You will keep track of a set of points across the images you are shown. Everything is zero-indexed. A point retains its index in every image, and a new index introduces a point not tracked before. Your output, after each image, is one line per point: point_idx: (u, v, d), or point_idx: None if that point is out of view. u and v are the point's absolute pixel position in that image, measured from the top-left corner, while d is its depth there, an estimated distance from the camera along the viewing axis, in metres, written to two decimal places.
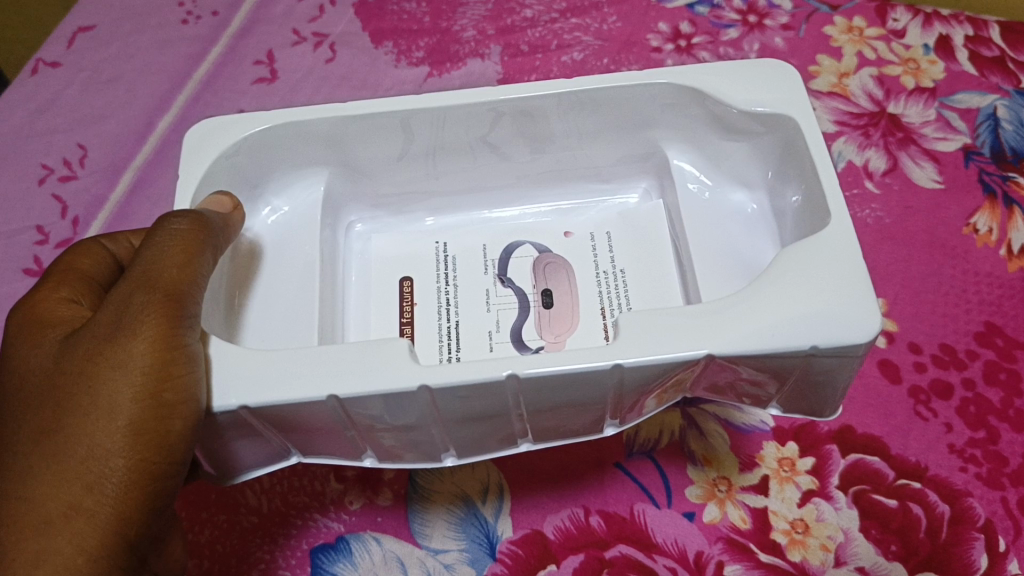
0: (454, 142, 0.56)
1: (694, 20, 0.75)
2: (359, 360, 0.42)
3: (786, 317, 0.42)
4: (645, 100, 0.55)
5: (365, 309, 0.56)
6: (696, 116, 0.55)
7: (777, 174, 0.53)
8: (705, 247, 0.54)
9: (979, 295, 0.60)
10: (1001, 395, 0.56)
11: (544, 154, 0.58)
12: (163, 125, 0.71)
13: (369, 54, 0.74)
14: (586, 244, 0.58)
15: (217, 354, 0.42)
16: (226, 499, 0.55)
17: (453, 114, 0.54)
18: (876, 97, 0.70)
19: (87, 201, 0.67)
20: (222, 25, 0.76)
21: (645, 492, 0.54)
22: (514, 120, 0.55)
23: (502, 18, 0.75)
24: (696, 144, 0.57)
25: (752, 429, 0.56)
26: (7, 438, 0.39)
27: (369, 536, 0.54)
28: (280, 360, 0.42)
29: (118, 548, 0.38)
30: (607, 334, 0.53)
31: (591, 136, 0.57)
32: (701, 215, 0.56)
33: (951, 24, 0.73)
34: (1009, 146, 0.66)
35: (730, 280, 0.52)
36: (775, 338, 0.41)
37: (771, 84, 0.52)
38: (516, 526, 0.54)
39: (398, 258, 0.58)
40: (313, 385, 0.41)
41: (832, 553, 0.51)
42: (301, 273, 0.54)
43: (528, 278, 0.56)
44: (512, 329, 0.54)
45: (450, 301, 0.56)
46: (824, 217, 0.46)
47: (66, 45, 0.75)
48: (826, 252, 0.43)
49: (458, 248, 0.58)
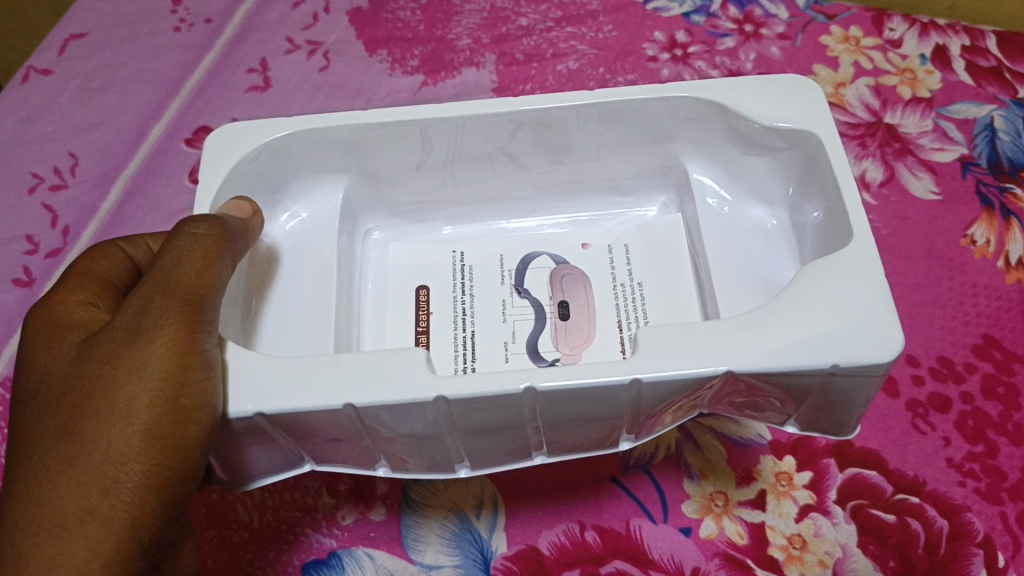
0: (470, 151, 0.56)
1: (690, 30, 0.74)
2: (376, 366, 0.41)
3: (809, 329, 0.41)
4: (660, 113, 0.54)
5: (380, 318, 0.55)
6: (719, 130, 0.55)
7: (798, 190, 0.53)
8: (721, 260, 0.53)
9: (977, 307, 0.59)
10: (999, 408, 0.55)
11: (561, 163, 0.57)
12: (154, 134, 0.70)
13: (363, 62, 0.73)
14: (604, 257, 0.57)
15: (243, 360, 0.42)
16: (216, 514, 0.54)
17: (471, 123, 0.53)
18: (873, 107, 0.69)
19: (78, 210, 0.66)
20: (215, 32, 0.75)
21: (642, 508, 0.54)
22: (534, 129, 0.54)
23: (497, 26, 0.75)
24: (717, 159, 0.56)
25: (749, 443, 0.55)
26: (23, 441, 0.38)
27: (362, 552, 0.53)
28: (293, 367, 0.41)
29: (132, 555, 0.37)
30: (624, 349, 0.53)
31: (611, 148, 0.57)
32: (712, 223, 0.55)
33: (947, 34, 0.73)
34: (1006, 157, 0.66)
35: (747, 293, 0.52)
36: (797, 351, 0.41)
37: (796, 99, 0.52)
38: (511, 542, 0.53)
39: (414, 268, 0.58)
40: (325, 394, 0.41)
41: (830, 568, 0.51)
42: (308, 282, 0.54)
43: (545, 289, 0.56)
44: (528, 340, 0.54)
45: (467, 310, 0.55)
46: (845, 237, 0.46)
47: (58, 53, 0.74)
48: (848, 266, 0.43)
49: (474, 256, 0.58)
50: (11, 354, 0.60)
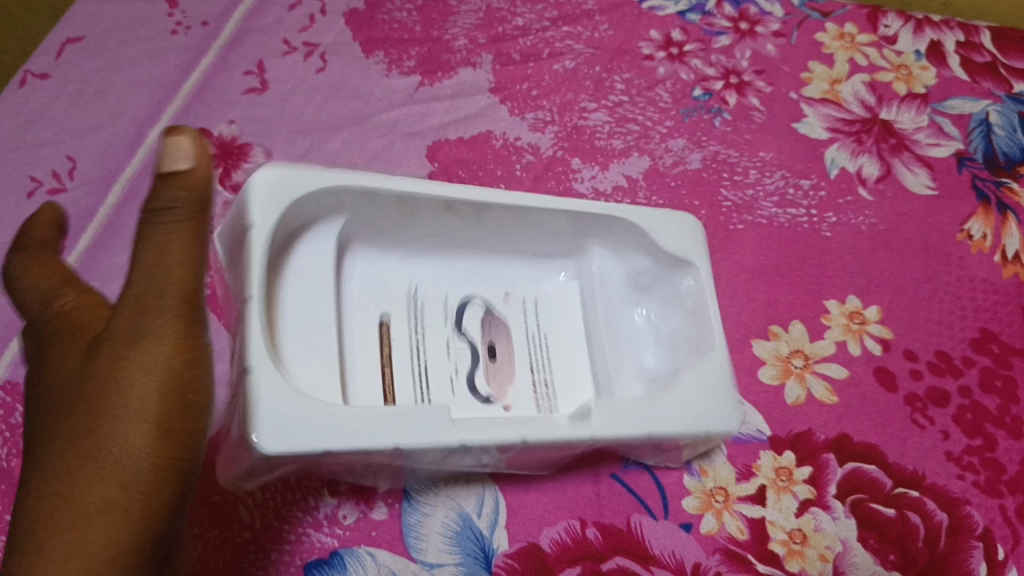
0: (422, 215, 0.53)
1: (685, 28, 0.74)
2: (394, 424, 0.44)
3: (693, 415, 0.51)
4: (560, 228, 0.57)
5: (349, 352, 0.51)
6: (618, 237, 0.58)
7: (695, 266, 0.56)
8: (615, 337, 0.56)
9: (974, 302, 0.60)
10: (998, 401, 0.56)
11: (481, 224, 0.55)
12: (152, 137, 0.71)
13: (360, 63, 0.74)
14: (518, 313, 0.57)
15: (264, 391, 0.43)
16: (217, 515, 0.52)
17: (411, 211, 0.52)
18: (869, 103, 0.69)
19: (77, 215, 0.66)
20: (212, 35, 0.75)
21: (642, 504, 0.54)
22: (470, 207, 0.53)
23: (493, 26, 0.75)
24: (617, 255, 0.58)
25: (748, 439, 0.55)
26: (42, 440, 0.40)
27: (363, 552, 0.53)
28: (310, 415, 0.43)
29: (150, 545, 0.39)
30: (538, 404, 0.54)
31: (513, 239, 0.57)
32: (612, 322, 0.58)
33: (942, 29, 0.73)
34: (1003, 152, 0.67)
35: (626, 377, 0.56)
36: (682, 425, 0.50)
37: (689, 238, 0.57)
38: (512, 540, 0.53)
39: (375, 293, 0.54)
40: (332, 436, 0.43)
41: (830, 563, 0.52)
42: (281, 302, 0.50)
43: (476, 330, 0.55)
44: (465, 378, 0.53)
45: (419, 347, 0.53)
46: (709, 347, 0.54)
47: (55, 57, 0.73)
48: (718, 379, 0.52)
49: (429, 292, 0.55)
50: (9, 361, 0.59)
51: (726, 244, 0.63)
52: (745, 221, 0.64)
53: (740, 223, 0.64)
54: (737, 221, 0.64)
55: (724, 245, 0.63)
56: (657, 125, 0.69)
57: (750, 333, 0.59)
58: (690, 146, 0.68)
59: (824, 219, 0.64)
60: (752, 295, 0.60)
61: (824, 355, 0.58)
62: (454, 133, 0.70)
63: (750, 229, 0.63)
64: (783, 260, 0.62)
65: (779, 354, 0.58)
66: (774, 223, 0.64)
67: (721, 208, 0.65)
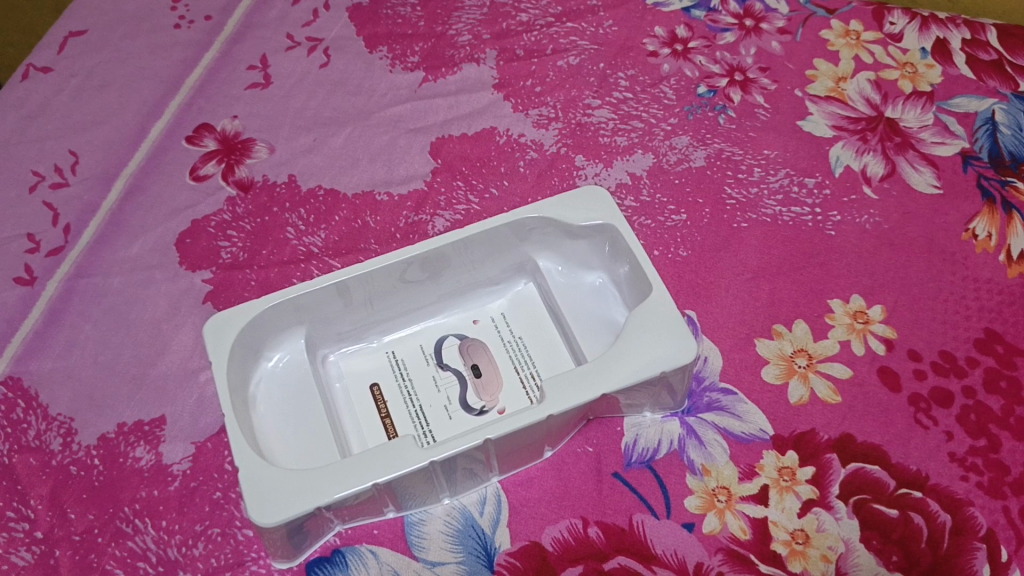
0: (381, 288, 0.58)
1: (690, 24, 0.74)
2: (374, 461, 0.50)
3: (642, 361, 0.53)
4: (506, 235, 0.59)
5: (346, 418, 0.56)
6: (551, 234, 0.60)
7: (616, 252, 0.59)
8: (588, 326, 0.59)
9: (979, 302, 0.60)
10: (1002, 403, 0.56)
11: (439, 280, 0.59)
12: (155, 131, 0.70)
13: (364, 59, 0.73)
14: (493, 331, 0.60)
15: (269, 481, 0.50)
16: (218, 512, 0.54)
17: (385, 269, 0.57)
18: (875, 102, 0.69)
19: (79, 208, 0.66)
20: (215, 29, 0.75)
21: (644, 503, 0.53)
22: (422, 265, 0.58)
23: (498, 22, 0.75)
24: (557, 251, 0.61)
25: (751, 438, 0.55)
26: None
27: (366, 550, 0.53)
28: (304, 477, 0.50)
29: None
30: (531, 396, 0.57)
31: (473, 258, 0.59)
32: (578, 306, 0.60)
33: (948, 27, 0.72)
34: (1008, 151, 0.66)
35: (599, 342, 0.58)
36: (638, 374, 0.52)
37: (593, 208, 0.59)
38: (514, 538, 0.53)
39: (361, 367, 0.58)
40: (325, 492, 0.49)
41: (833, 564, 0.51)
42: (278, 443, 0.54)
43: (460, 358, 0.58)
44: (462, 400, 0.57)
45: (411, 390, 0.57)
46: (645, 289, 0.57)
47: (57, 50, 0.74)
48: (659, 313, 0.54)
49: (407, 351, 0.59)
50: (10, 355, 0.60)
51: (730, 242, 0.63)
52: (749, 219, 0.64)
53: (744, 222, 0.64)
54: (741, 219, 0.64)
55: (728, 245, 0.63)
56: (661, 122, 0.69)
57: (754, 332, 0.59)
58: (694, 143, 0.68)
59: (828, 217, 0.64)
60: (757, 294, 0.61)
61: (828, 354, 0.58)
62: (457, 129, 0.69)
63: (754, 227, 0.63)
64: (786, 258, 0.62)
65: (782, 353, 0.58)
66: (778, 221, 0.64)
67: (725, 206, 0.65)
